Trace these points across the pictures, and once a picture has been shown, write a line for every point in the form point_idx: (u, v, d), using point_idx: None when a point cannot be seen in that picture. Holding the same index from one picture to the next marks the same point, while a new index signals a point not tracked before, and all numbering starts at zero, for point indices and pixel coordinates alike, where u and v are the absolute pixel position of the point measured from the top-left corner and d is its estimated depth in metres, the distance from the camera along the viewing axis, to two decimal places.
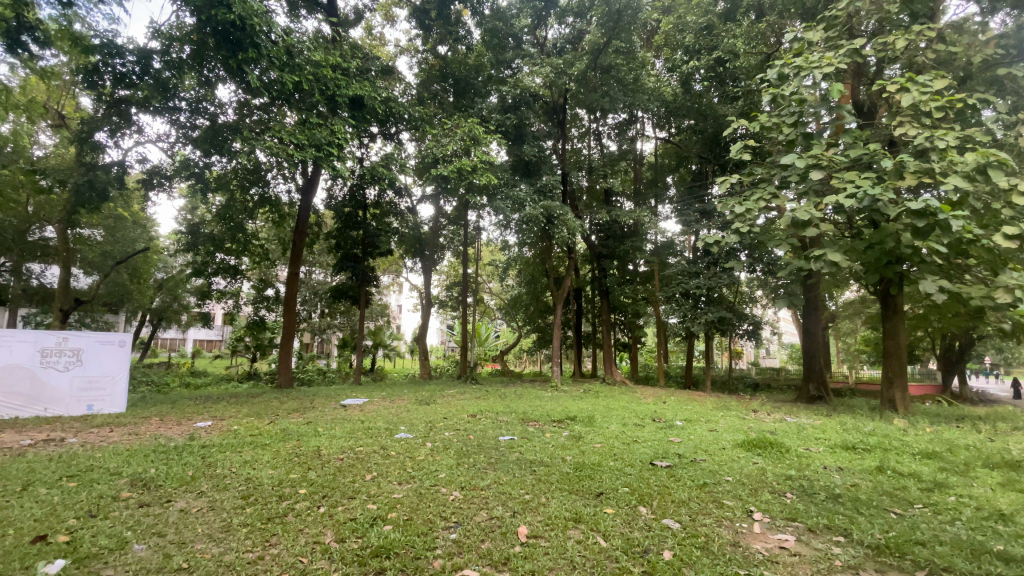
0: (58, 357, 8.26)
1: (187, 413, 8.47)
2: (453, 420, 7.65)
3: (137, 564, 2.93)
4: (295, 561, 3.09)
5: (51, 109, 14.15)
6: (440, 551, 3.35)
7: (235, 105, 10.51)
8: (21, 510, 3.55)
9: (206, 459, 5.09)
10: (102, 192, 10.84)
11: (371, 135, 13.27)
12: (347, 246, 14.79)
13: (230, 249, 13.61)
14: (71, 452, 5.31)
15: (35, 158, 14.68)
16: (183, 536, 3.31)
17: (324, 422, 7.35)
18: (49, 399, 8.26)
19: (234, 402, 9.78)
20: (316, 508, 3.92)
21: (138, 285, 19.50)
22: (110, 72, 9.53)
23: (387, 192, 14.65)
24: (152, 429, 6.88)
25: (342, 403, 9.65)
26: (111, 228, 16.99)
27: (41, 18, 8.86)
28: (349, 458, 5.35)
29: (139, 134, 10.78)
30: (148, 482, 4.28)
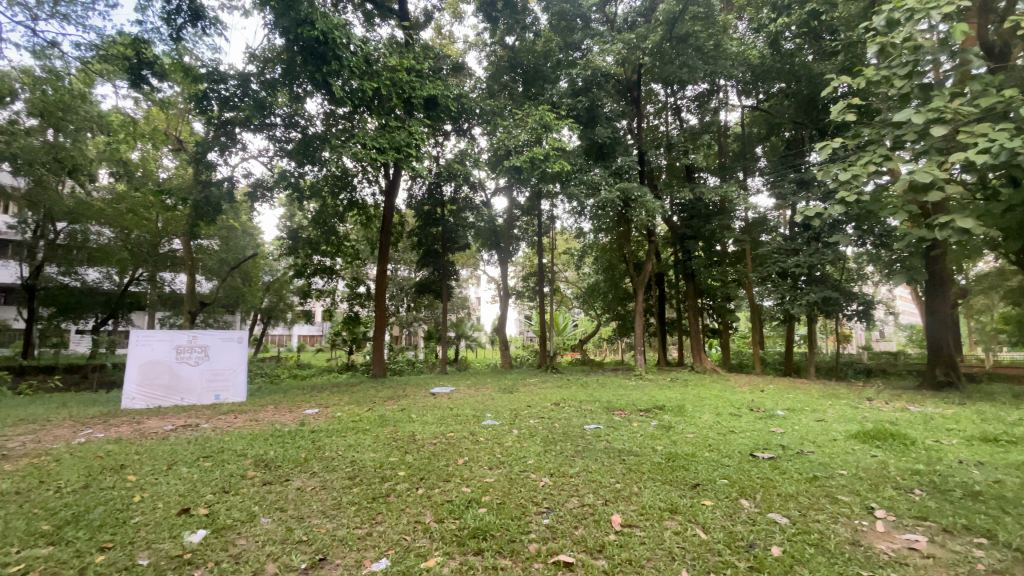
0: (190, 352, 9.50)
1: (297, 401, 9.30)
2: (538, 409, 7.69)
3: (265, 536, 3.24)
4: (400, 538, 3.27)
5: (171, 135, 16.07)
6: (535, 536, 3.38)
7: (323, 116, 11.26)
8: (169, 486, 4.09)
9: (316, 442, 5.56)
10: (216, 206, 12.16)
11: (445, 132, 13.60)
12: (428, 242, 15.37)
13: (325, 250, 14.70)
14: (204, 436, 6.02)
15: (161, 179, 16.76)
16: (302, 512, 3.62)
17: (417, 409, 7.73)
18: (185, 389, 9.43)
19: (336, 391, 10.58)
20: (415, 489, 4.12)
21: (250, 289, 21.70)
22: (216, 96, 10.60)
23: (463, 187, 14.97)
24: (269, 415, 7.62)
25: (432, 392, 10.11)
26: (225, 238, 19.06)
27: (157, 55, 10.00)
28: (441, 443, 5.58)
29: (243, 151, 11.92)
30: (269, 462, 4.75)
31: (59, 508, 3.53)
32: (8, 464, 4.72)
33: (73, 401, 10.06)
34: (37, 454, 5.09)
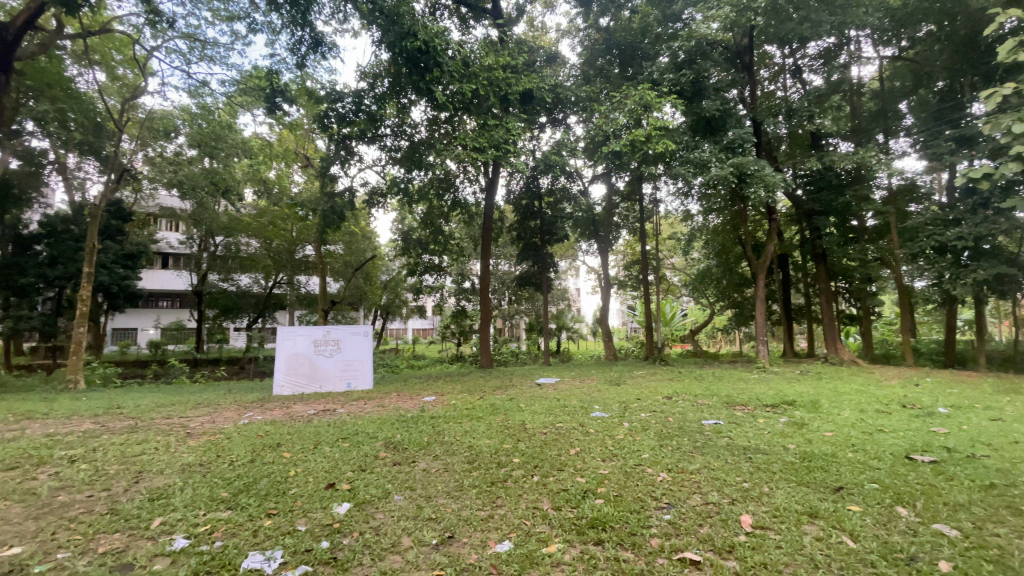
0: (325, 345, 10.72)
1: (415, 390, 10.01)
2: (648, 402, 7.44)
3: (399, 511, 3.54)
4: (521, 522, 3.37)
5: (300, 154, 18.06)
6: (657, 530, 3.28)
7: (427, 122, 11.89)
8: (317, 463, 4.63)
9: (436, 427, 5.94)
10: (340, 214, 13.44)
11: (541, 124, 13.60)
12: (528, 236, 15.57)
13: (433, 249, 15.55)
14: (341, 420, 6.72)
15: (294, 193, 18.92)
16: (429, 491, 3.89)
17: (525, 399, 7.89)
18: (322, 378, 10.60)
19: (449, 381, 11.18)
20: (531, 476, 4.22)
21: (369, 287, 23.72)
22: (335, 115, 11.67)
23: (560, 178, 14.93)
24: (393, 402, 8.29)
25: (538, 382, 10.23)
26: (347, 243, 21.05)
27: (287, 83, 11.26)
28: (552, 433, 5.64)
29: (359, 162, 12.98)
30: (396, 445, 5.17)
31: (233, 478, 4.15)
32: (194, 440, 5.66)
33: (236, 388, 11.80)
34: (215, 433, 6.05)
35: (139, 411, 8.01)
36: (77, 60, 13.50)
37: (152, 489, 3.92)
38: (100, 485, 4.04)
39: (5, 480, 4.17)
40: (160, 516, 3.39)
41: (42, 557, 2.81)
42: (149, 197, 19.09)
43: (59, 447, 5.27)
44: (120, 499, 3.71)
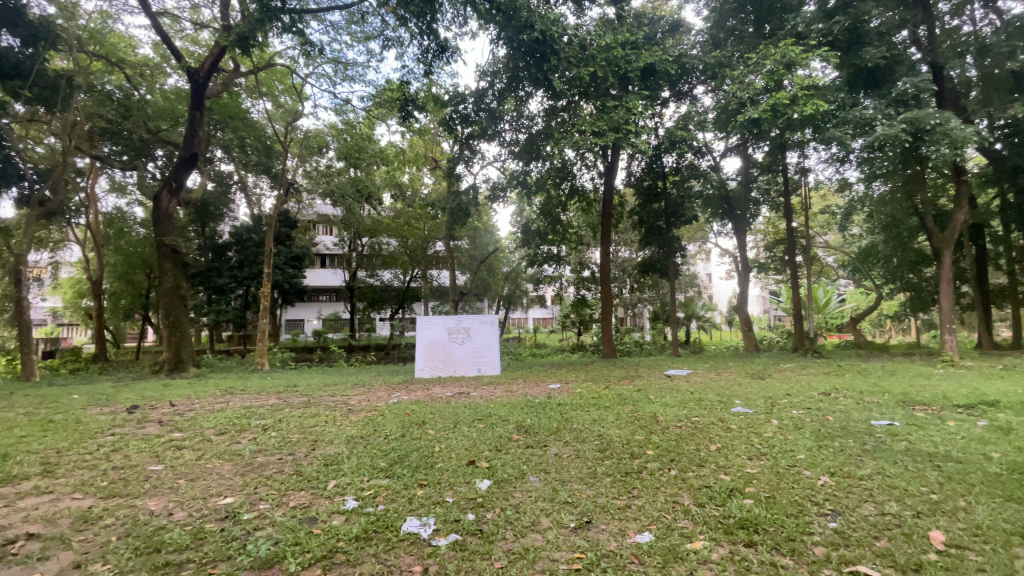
0: (457, 332, 11.48)
1: (541, 377, 10.25)
2: (799, 398, 6.67)
3: (536, 492, 3.64)
4: (661, 515, 3.26)
5: (429, 156, 19.41)
6: (820, 538, 2.93)
7: (544, 112, 11.95)
8: (456, 441, 4.97)
9: (565, 414, 5.99)
10: (466, 211, 14.16)
11: (663, 100, 12.84)
12: (651, 220, 14.90)
13: (552, 239, 15.63)
14: (475, 403, 7.13)
15: (424, 193, 20.43)
16: (564, 476, 3.94)
17: (654, 390, 7.61)
18: (455, 363, 11.35)
19: (573, 370, 11.20)
20: (668, 470, 4.04)
21: (493, 279, 24.77)
22: (458, 115, 12.29)
23: (686, 155, 14.00)
24: (521, 388, 8.60)
25: (668, 374, 9.80)
26: (473, 237, 22.19)
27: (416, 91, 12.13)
28: (688, 426, 5.34)
29: (481, 160, 13.51)
30: (528, 428, 5.33)
31: (388, 450, 4.64)
32: (354, 416, 6.45)
33: (383, 372, 13.20)
34: (369, 410, 6.83)
35: (308, 389, 9.35)
36: (252, 93, 16.04)
37: (327, 455, 4.55)
38: (286, 450, 4.80)
39: (219, 441, 5.17)
40: (334, 479, 3.91)
41: (251, 506, 3.41)
42: (309, 205, 22.05)
43: (255, 417, 6.38)
44: (302, 463, 4.36)
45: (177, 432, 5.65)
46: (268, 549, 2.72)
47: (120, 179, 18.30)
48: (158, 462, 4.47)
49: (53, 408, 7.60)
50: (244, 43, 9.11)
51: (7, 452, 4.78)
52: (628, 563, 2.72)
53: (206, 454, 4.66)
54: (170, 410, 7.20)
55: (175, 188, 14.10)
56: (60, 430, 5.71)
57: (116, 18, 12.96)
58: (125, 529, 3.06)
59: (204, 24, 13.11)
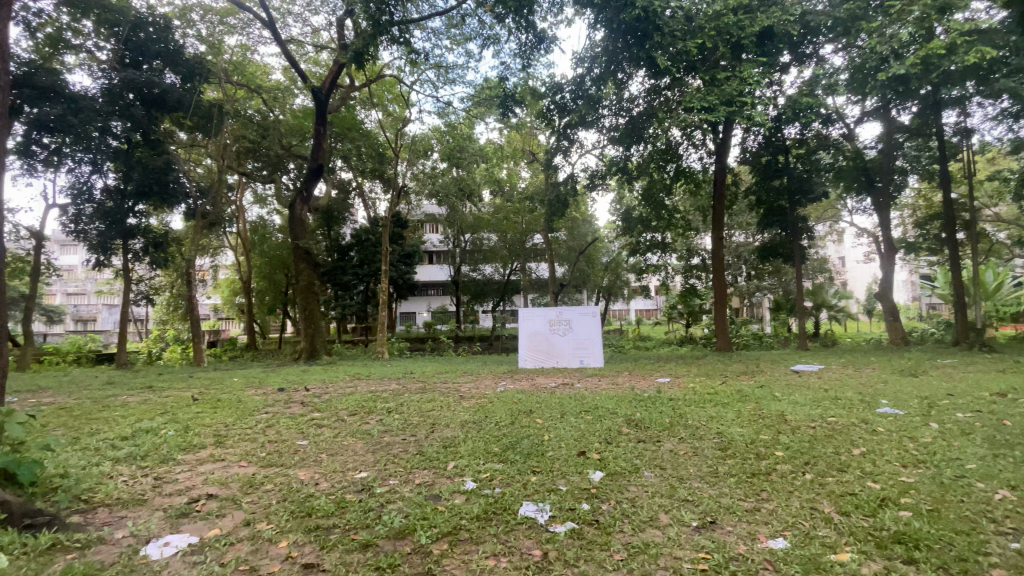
0: (559, 324, 11.52)
1: (648, 371, 9.91)
2: (967, 399, 5.66)
3: (653, 488, 3.51)
4: (796, 521, 2.97)
5: (527, 150, 19.57)
6: (1003, 562, 2.48)
7: (646, 93, 11.45)
8: (566, 431, 4.96)
9: (678, 409, 5.71)
10: (565, 202, 14.05)
11: (782, 66, 11.60)
12: (770, 200, 13.60)
13: (656, 226, 14.96)
14: (581, 394, 7.10)
15: (522, 187, 20.70)
16: (681, 473, 3.76)
17: (779, 387, 6.96)
18: (558, 354, 11.38)
19: (684, 363, 10.63)
20: (801, 473, 3.68)
21: (594, 270, 24.34)
22: (556, 105, 12.23)
23: (812, 123, 12.52)
24: (628, 381, 8.38)
25: (794, 369, 8.89)
26: (572, 228, 22.06)
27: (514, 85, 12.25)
28: (823, 427, 4.80)
29: (580, 148, 13.30)
30: (639, 422, 5.17)
31: (501, 436, 4.79)
32: (466, 402, 6.77)
33: (489, 362, 13.71)
34: (480, 398, 7.12)
35: (422, 377, 10.01)
36: (364, 105, 17.40)
37: (444, 438, 4.82)
38: (408, 431, 5.18)
39: (351, 422, 5.74)
40: (452, 461, 4.14)
41: (382, 481, 3.73)
42: (416, 206, 23.44)
43: (379, 401, 6.99)
44: (423, 444, 4.67)
45: (316, 412, 6.40)
46: (400, 521, 2.95)
47: (262, 192, 21.00)
48: (303, 438, 5.08)
49: (220, 389, 9.00)
50: (360, 59, 9.89)
51: (190, 424, 5.77)
52: (762, 569, 2.51)
53: (341, 433, 5.20)
54: (309, 393, 8.14)
55: (306, 196, 15.82)
56: (227, 408, 6.76)
57: (252, 49, 14.83)
58: (281, 495, 3.50)
59: (324, 46, 14.50)
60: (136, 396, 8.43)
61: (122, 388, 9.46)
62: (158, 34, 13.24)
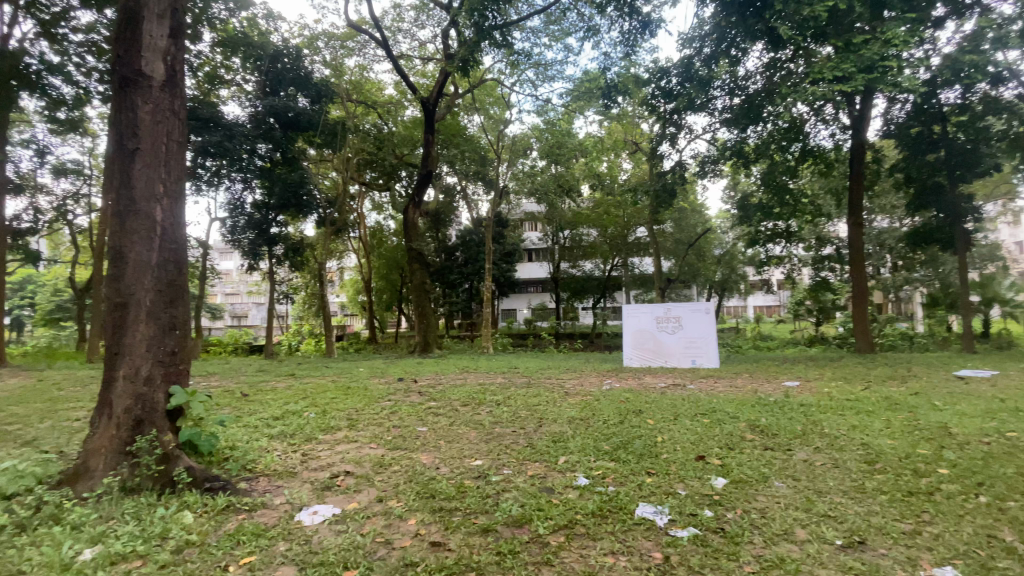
0: (667, 321, 11.01)
1: (771, 373, 9.08)
2: None
3: (785, 500, 3.21)
4: (970, 551, 2.53)
5: (629, 141, 18.96)
6: None
7: (765, 68, 10.50)
8: (681, 434, 4.72)
9: (811, 417, 5.15)
10: (672, 192, 13.36)
11: (936, 21, 9.92)
12: (923, 177, 11.78)
13: (779, 213, 13.63)
14: (695, 395, 6.73)
15: (624, 180, 20.10)
16: (818, 486, 3.39)
17: (940, 395, 5.96)
18: (667, 353, 10.92)
19: (814, 366, 9.56)
20: (975, 496, 3.12)
21: (705, 264, 22.86)
22: (661, 92, 11.68)
23: (979, 84, 10.55)
24: (749, 384, 7.74)
25: (959, 375, 7.55)
26: (679, 220, 20.94)
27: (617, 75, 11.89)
28: (1001, 444, 4.03)
29: (689, 134, 12.57)
30: (764, 429, 4.76)
31: (611, 435, 4.71)
32: (572, 399, 6.76)
33: (593, 360, 13.55)
34: (586, 395, 7.07)
35: (528, 372, 10.20)
36: (468, 111, 18.09)
37: (554, 433, 4.86)
38: (518, 424, 5.30)
39: (464, 412, 6.03)
40: (563, 456, 4.15)
41: (497, 470, 3.86)
42: (517, 205, 23.87)
43: (489, 393, 7.25)
44: (533, 437, 4.76)
45: (432, 401, 6.83)
46: (517, 510, 3.02)
47: (378, 199, 22.86)
48: (422, 425, 5.44)
49: (349, 378, 9.98)
50: (466, 66, 10.32)
51: (327, 408, 6.49)
52: None
53: (456, 422, 5.48)
54: (425, 384, 8.71)
55: (417, 201, 16.89)
56: (356, 394, 7.49)
57: (369, 68, 16.16)
58: (407, 476, 3.78)
59: (430, 57, 15.36)
60: (283, 382, 9.67)
61: (271, 375, 10.90)
62: (291, 63, 15.07)
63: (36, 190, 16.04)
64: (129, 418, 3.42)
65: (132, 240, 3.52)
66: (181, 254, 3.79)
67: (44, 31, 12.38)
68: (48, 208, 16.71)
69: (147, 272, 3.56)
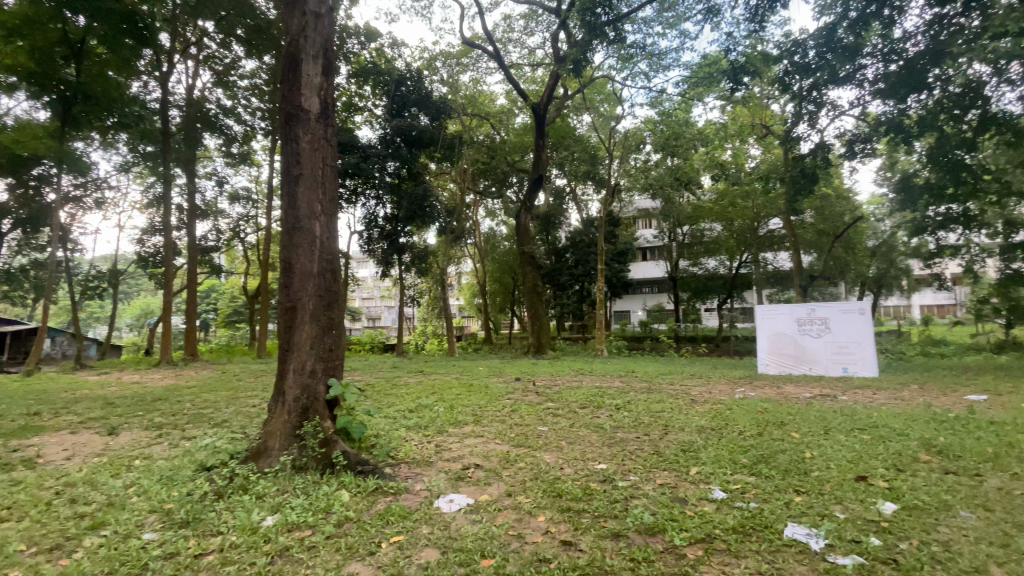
0: (811, 324, 9.90)
1: (950, 384, 7.62)
2: None
3: (975, 532, 2.68)
4: None
5: (757, 125, 17.33)
6: None
7: (929, 25, 9.24)
8: (834, 450, 4.18)
9: (1008, 437, 4.24)
10: (812, 177, 11.92)
11: None
12: None
13: (953, 195, 11.46)
14: (849, 408, 5.92)
15: (751, 169, 18.45)
16: (1021, 520, 2.78)
17: None
18: (811, 359, 9.84)
19: (1011, 377, 7.85)
20: None
21: (854, 258, 20.00)
22: (796, 70, 10.46)
23: None
24: (919, 396, 6.61)
25: None
26: (820, 208, 18.63)
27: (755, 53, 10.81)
28: None
29: (833, 110, 11.14)
30: (944, 449, 4.02)
31: (748, 447, 4.34)
32: (700, 406, 6.36)
33: (720, 365, 12.61)
34: (715, 403, 6.60)
35: (647, 376, 9.84)
36: (578, 111, 17.99)
37: (682, 441, 4.62)
38: (641, 430, 5.13)
39: (585, 413, 6.00)
40: (695, 467, 3.91)
41: (623, 475, 3.77)
42: (630, 203, 23.18)
43: (608, 396, 7.12)
44: (660, 444, 4.56)
45: (551, 401, 6.90)
46: (649, 517, 2.93)
47: (492, 205, 23.78)
48: (543, 424, 5.54)
49: (472, 376, 10.52)
50: (578, 65, 10.28)
51: (454, 403, 6.91)
52: None
53: (576, 423, 5.47)
54: (544, 384, 8.85)
55: (529, 205, 17.22)
56: (479, 392, 7.87)
57: (482, 81, 16.87)
58: (533, 473, 3.86)
59: (540, 62, 15.61)
60: (413, 378, 10.48)
61: (403, 371, 11.90)
62: (413, 86, 16.36)
63: (219, 214, 19.41)
64: (298, 406, 3.97)
65: (297, 252, 4.08)
66: (335, 263, 4.30)
67: (219, 80, 14.99)
68: (227, 228, 20.15)
69: (310, 279, 4.09)
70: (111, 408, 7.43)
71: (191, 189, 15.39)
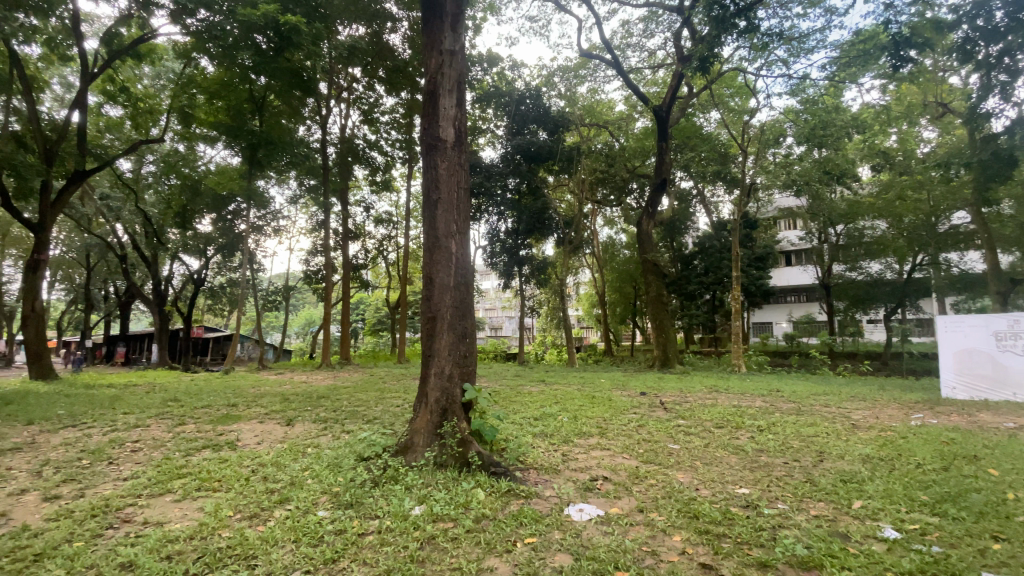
0: (1014, 340, 8.06)
1: None
2: None
3: None
4: None
5: (930, 103, 14.68)
6: None
7: None
8: None
9: None
10: (1011, 159, 9.73)
11: None
12: None
13: None
14: None
15: (924, 154, 15.68)
16: None
17: None
18: (1016, 383, 8.04)
19: None
20: None
21: None
22: (979, 37, 8.89)
23: None
24: None
25: None
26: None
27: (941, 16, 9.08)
28: None
29: None
30: None
31: (928, 483, 3.68)
32: (863, 433, 5.54)
33: (889, 386, 10.81)
34: (883, 430, 5.68)
35: (793, 396, 8.82)
36: (703, 110, 16.98)
37: (840, 471, 4.09)
38: (789, 455, 4.64)
39: (720, 434, 5.60)
40: (858, 500, 3.43)
41: (769, 502, 3.46)
42: (767, 203, 21.08)
43: (747, 417, 6.53)
44: (813, 472, 4.10)
45: (682, 419, 6.55)
46: (802, 550, 2.65)
47: (611, 214, 23.45)
48: (674, 442, 5.29)
49: (594, 388, 10.40)
50: (705, 64, 9.79)
51: (578, 414, 6.91)
52: None
53: (711, 443, 5.14)
54: (672, 400, 8.43)
55: (652, 212, 16.62)
56: (603, 404, 7.76)
57: (600, 90, 16.78)
58: (665, 492, 3.73)
59: (660, 64, 15.12)
60: (536, 387, 10.67)
61: (526, 380, 12.22)
62: (532, 103, 16.99)
63: (366, 235, 21.98)
64: (438, 407, 4.35)
65: (436, 267, 4.50)
66: (468, 276, 4.65)
67: (367, 118, 17.11)
68: (373, 248, 22.71)
69: (448, 292, 4.48)
70: (288, 403, 8.83)
71: (345, 215, 17.68)
